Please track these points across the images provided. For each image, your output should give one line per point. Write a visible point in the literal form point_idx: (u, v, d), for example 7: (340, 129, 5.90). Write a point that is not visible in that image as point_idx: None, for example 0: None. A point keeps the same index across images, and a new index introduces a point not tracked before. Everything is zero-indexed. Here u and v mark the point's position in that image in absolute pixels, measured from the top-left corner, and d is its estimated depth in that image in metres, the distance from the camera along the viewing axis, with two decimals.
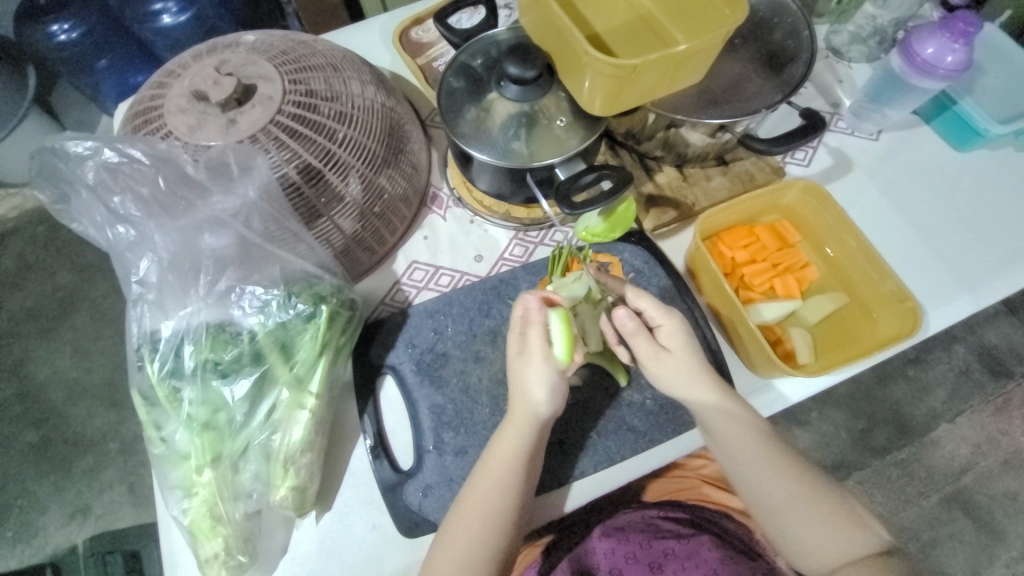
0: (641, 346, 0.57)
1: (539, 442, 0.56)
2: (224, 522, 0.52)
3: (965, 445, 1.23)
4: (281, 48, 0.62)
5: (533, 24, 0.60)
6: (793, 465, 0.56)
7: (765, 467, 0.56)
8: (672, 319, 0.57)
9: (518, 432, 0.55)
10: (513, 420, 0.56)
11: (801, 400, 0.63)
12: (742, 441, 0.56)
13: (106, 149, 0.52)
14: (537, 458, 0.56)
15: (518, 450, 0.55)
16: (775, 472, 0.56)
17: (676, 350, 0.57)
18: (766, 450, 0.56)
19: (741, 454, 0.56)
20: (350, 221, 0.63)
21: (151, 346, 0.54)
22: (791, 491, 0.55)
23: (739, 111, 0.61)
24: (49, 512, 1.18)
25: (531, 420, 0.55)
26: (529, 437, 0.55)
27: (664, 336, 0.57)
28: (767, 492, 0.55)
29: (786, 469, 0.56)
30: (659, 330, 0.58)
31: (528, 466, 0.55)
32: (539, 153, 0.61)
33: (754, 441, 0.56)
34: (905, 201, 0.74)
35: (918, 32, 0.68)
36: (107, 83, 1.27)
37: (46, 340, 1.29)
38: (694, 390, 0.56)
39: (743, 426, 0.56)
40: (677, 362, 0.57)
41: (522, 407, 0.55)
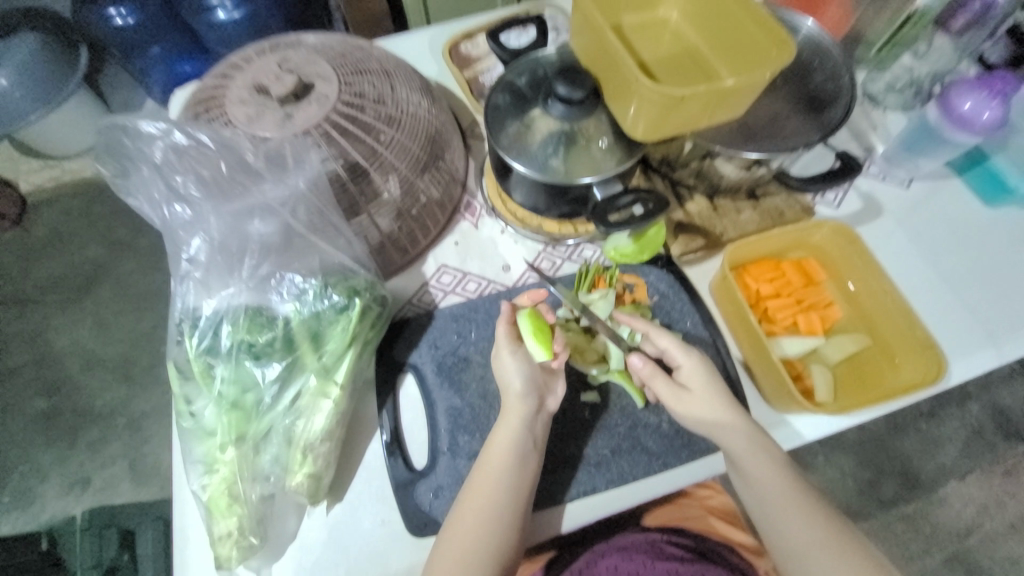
0: (658, 386, 0.59)
1: (533, 440, 0.58)
2: (240, 502, 0.53)
3: (974, 506, 1.20)
4: (340, 51, 0.65)
5: (583, 48, 0.63)
6: (819, 511, 0.56)
7: (791, 512, 0.55)
8: (691, 360, 0.59)
9: (509, 424, 0.57)
10: (505, 413, 0.58)
11: (816, 439, 0.62)
12: (769, 481, 0.56)
13: (176, 131, 0.55)
14: (530, 455, 0.57)
15: (512, 441, 0.56)
16: (800, 518, 0.55)
17: (697, 390, 0.58)
18: (792, 493, 0.56)
19: (767, 495, 0.56)
20: (387, 220, 0.65)
21: (192, 322, 0.56)
22: (816, 538, 0.54)
23: (776, 147, 0.62)
24: (49, 480, 1.19)
25: (521, 411, 0.57)
26: (523, 429, 0.57)
27: (686, 377, 0.59)
28: (789, 536, 0.55)
29: (811, 513, 0.55)
30: (679, 371, 0.60)
31: (521, 462, 0.56)
32: (576, 171, 0.62)
33: (784, 483, 0.56)
34: (933, 249, 0.74)
35: (956, 86, 0.69)
36: (157, 69, 1.33)
37: (69, 311, 1.32)
38: (727, 427, 0.57)
39: (773, 468, 0.56)
40: (696, 402, 0.58)
41: (514, 400, 0.58)
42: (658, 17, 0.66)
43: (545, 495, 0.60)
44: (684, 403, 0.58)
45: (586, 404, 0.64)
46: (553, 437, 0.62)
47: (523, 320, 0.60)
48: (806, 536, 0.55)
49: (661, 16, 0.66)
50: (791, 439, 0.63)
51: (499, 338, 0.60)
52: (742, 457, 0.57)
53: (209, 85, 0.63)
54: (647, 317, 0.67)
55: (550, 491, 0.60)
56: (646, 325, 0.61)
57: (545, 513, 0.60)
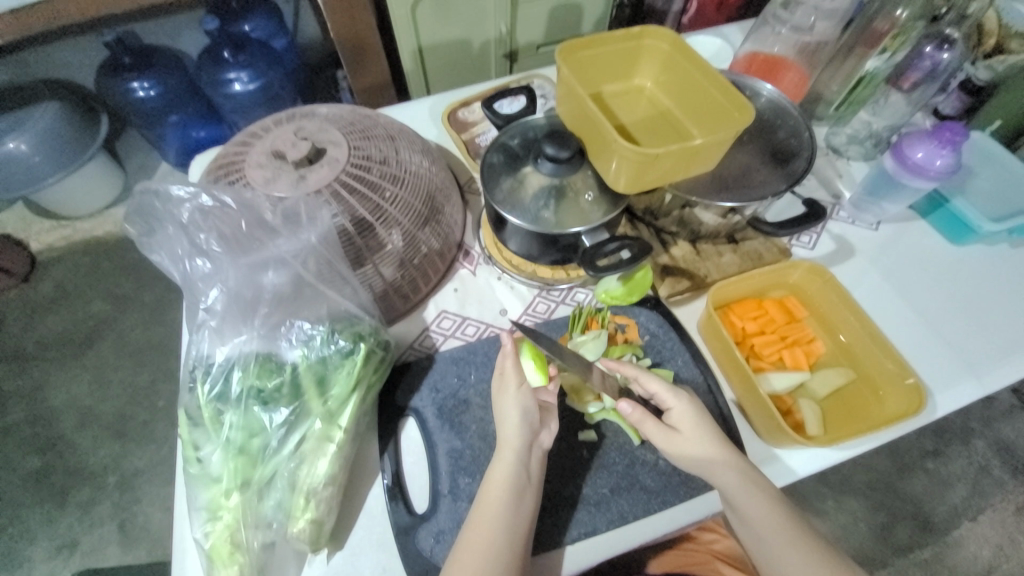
0: (653, 430, 0.60)
1: (527, 476, 0.58)
2: (242, 549, 0.54)
3: (992, 548, 1.17)
4: (350, 119, 0.72)
5: (568, 113, 0.70)
6: (821, 551, 0.55)
7: (793, 552, 0.55)
8: (681, 402, 0.61)
9: (505, 461, 0.58)
10: (501, 449, 0.59)
11: (807, 473, 0.64)
12: (768, 522, 0.56)
13: (203, 194, 0.60)
14: (525, 491, 0.57)
15: (508, 477, 0.57)
16: (803, 558, 0.55)
17: (688, 431, 0.60)
18: (792, 533, 0.56)
19: (767, 536, 0.56)
20: (391, 269, 0.69)
21: (205, 369, 0.59)
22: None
23: (749, 196, 0.68)
24: (35, 544, 1.15)
25: (515, 446, 0.58)
26: (519, 466, 0.58)
27: (677, 420, 0.61)
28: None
29: (813, 554, 0.55)
30: (670, 414, 0.61)
31: (517, 498, 0.56)
32: (566, 221, 0.68)
33: (784, 524, 0.56)
34: (906, 286, 0.79)
35: (908, 138, 0.76)
36: (171, 134, 1.43)
37: (70, 366, 1.33)
38: (721, 466, 0.58)
39: (771, 508, 0.56)
40: (685, 442, 0.59)
41: (511, 436, 0.59)
42: (633, 86, 0.74)
43: (546, 537, 0.60)
44: (679, 443, 0.59)
45: (584, 443, 0.66)
46: (551, 476, 0.63)
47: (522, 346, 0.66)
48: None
49: (636, 84, 0.75)
50: (784, 476, 0.64)
51: (506, 373, 0.63)
52: (737, 498, 0.57)
53: (230, 151, 0.70)
54: (638, 356, 0.70)
55: (551, 534, 0.61)
56: (635, 369, 0.63)
57: (546, 557, 0.60)
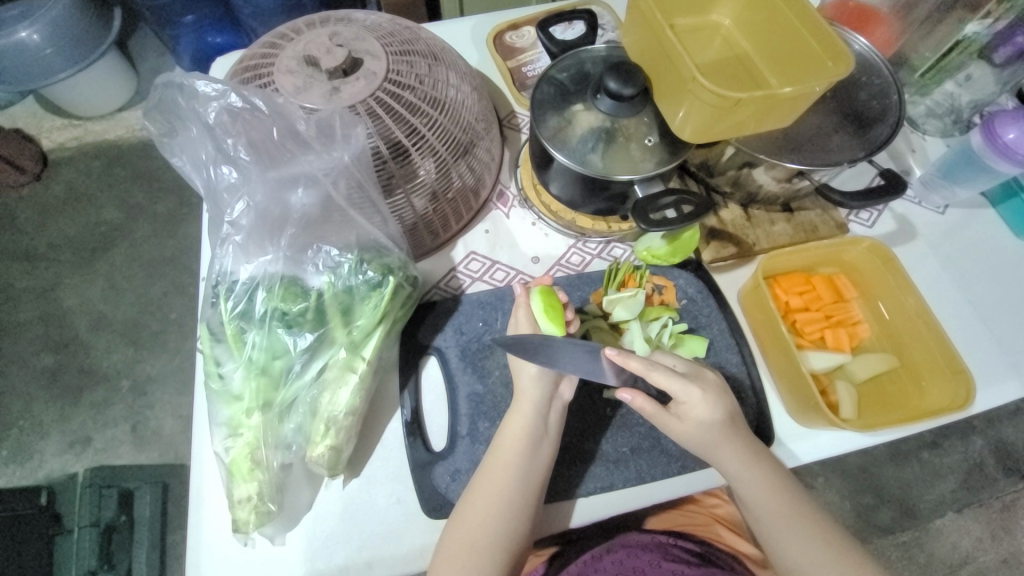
0: (654, 414, 0.56)
1: (546, 432, 0.57)
2: (261, 467, 0.53)
3: (971, 539, 1.20)
4: (390, 30, 0.65)
5: (636, 46, 0.63)
6: (823, 528, 0.56)
7: (795, 531, 0.55)
8: (692, 395, 0.55)
9: (525, 412, 0.57)
10: (519, 401, 0.58)
11: (811, 460, 0.63)
12: (768, 500, 0.56)
13: (232, 93, 0.55)
14: (544, 443, 0.57)
15: (526, 428, 0.56)
16: (803, 537, 0.55)
17: (691, 421, 0.56)
18: (793, 512, 0.56)
19: (766, 513, 0.56)
20: (423, 201, 0.65)
21: (228, 286, 0.57)
22: (821, 557, 0.54)
23: (820, 161, 0.62)
24: (48, 437, 1.19)
25: (534, 398, 0.57)
26: (536, 416, 0.57)
27: (684, 410, 0.56)
28: (792, 558, 0.55)
29: (814, 531, 0.55)
30: (677, 403, 0.56)
31: (537, 448, 0.56)
32: (616, 168, 0.62)
33: (784, 503, 0.56)
34: (964, 277, 0.74)
35: (1001, 115, 0.69)
36: (187, 37, 1.32)
37: (82, 271, 1.32)
38: (722, 449, 0.56)
39: (772, 486, 0.56)
40: (685, 428, 0.56)
41: (530, 386, 0.58)
42: (710, 22, 0.65)
43: (560, 488, 0.60)
44: (682, 427, 0.56)
45: (607, 400, 0.64)
46: (571, 428, 0.63)
47: (534, 295, 0.60)
48: (810, 556, 0.54)
49: (713, 21, 0.65)
50: (791, 457, 0.63)
51: (525, 325, 0.60)
52: (737, 476, 0.56)
53: (258, 52, 0.63)
54: (674, 319, 0.67)
55: (566, 484, 0.60)
56: (643, 366, 0.54)
57: (558, 505, 0.60)
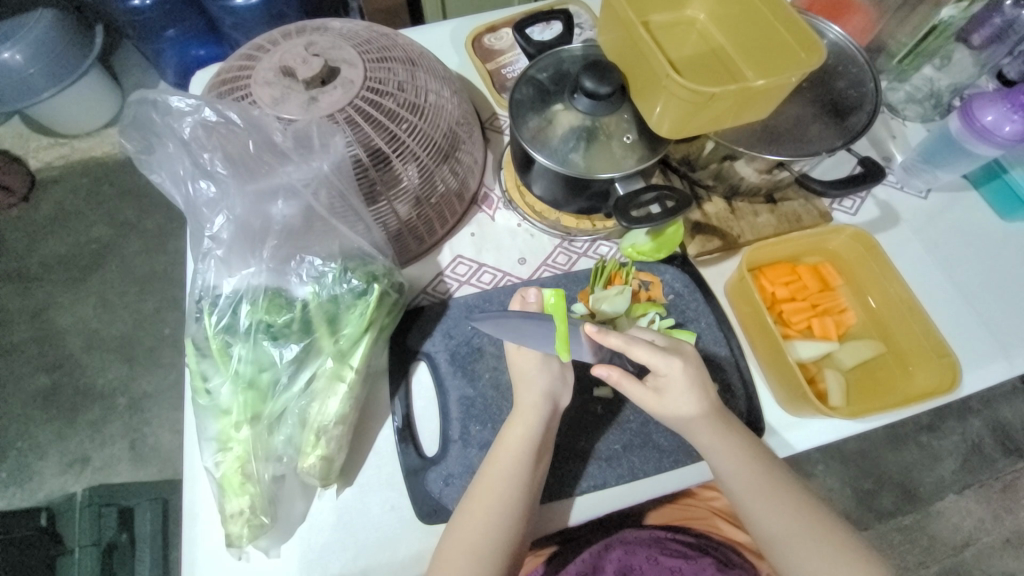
0: (632, 389, 0.57)
1: (545, 436, 0.58)
2: (253, 480, 0.53)
3: (972, 520, 1.20)
4: (366, 37, 0.65)
5: (611, 44, 0.63)
6: (796, 498, 0.56)
7: (768, 500, 0.55)
8: (673, 368, 0.55)
9: (526, 420, 0.57)
10: (520, 411, 0.58)
11: (806, 449, 0.63)
12: (741, 471, 0.56)
13: (206, 108, 0.55)
14: (544, 449, 0.58)
15: (524, 436, 0.56)
16: (776, 504, 0.55)
17: (670, 395, 0.56)
18: (764, 480, 0.56)
19: (738, 481, 0.56)
20: (406, 207, 0.65)
21: (212, 300, 0.57)
22: (794, 525, 0.54)
23: (799, 151, 0.63)
24: (47, 458, 1.19)
25: (532, 405, 0.58)
26: (537, 425, 0.57)
27: (663, 384, 0.56)
28: (765, 525, 0.55)
29: (787, 500, 0.55)
30: (657, 376, 0.56)
31: (536, 455, 0.56)
32: (597, 166, 0.63)
33: (757, 472, 0.56)
34: (949, 261, 0.75)
35: (979, 99, 0.69)
36: (170, 51, 1.30)
37: (74, 289, 1.32)
38: (695, 421, 0.56)
39: (746, 456, 0.56)
40: (668, 403, 0.56)
41: (528, 395, 0.58)
42: (685, 17, 0.65)
43: (555, 488, 0.60)
44: (661, 401, 0.56)
45: (598, 399, 0.65)
46: (565, 428, 0.63)
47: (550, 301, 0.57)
48: (784, 524, 0.54)
49: (688, 16, 0.65)
50: (784, 447, 0.63)
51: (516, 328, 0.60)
52: (712, 448, 0.57)
53: (236, 65, 0.63)
54: (662, 315, 0.67)
55: (560, 484, 0.61)
56: (622, 342, 0.54)
57: (554, 506, 0.60)
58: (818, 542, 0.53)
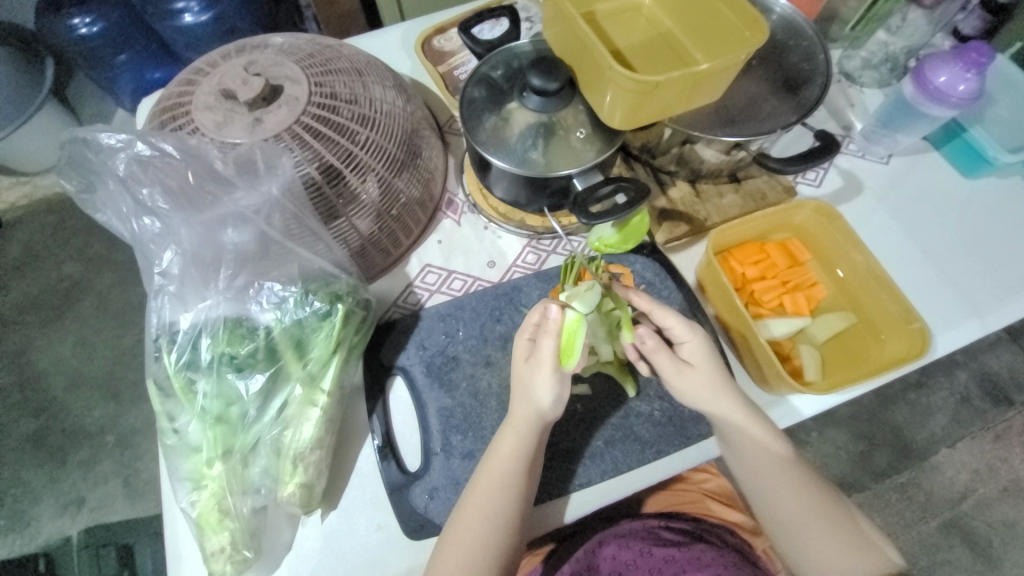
0: (664, 362, 0.57)
1: (539, 448, 0.57)
2: (231, 516, 0.53)
3: (966, 472, 1.23)
4: (308, 51, 0.63)
5: (557, 38, 0.61)
6: (810, 481, 0.56)
7: (786, 484, 0.55)
8: (697, 334, 0.58)
9: (518, 432, 0.56)
10: (514, 423, 0.57)
11: (813, 415, 0.64)
12: (758, 456, 0.56)
13: (139, 142, 0.53)
14: (536, 461, 0.56)
15: (515, 447, 0.56)
16: (794, 489, 0.55)
17: (700, 364, 0.57)
18: (784, 465, 0.56)
19: (757, 465, 0.56)
20: (367, 222, 0.64)
21: (170, 337, 0.55)
22: (809, 509, 0.55)
23: (755, 130, 0.62)
24: (41, 503, 1.17)
25: (521, 415, 0.57)
26: (529, 438, 0.56)
27: (688, 353, 0.58)
28: (782, 508, 0.55)
29: (804, 484, 0.56)
30: (681, 346, 0.58)
31: (527, 466, 0.55)
32: (556, 163, 0.62)
33: (777, 456, 0.56)
34: (914, 225, 0.75)
35: (931, 59, 0.69)
36: (125, 77, 1.24)
37: (51, 330, 1.29)
38: (720, 404, 0.57)
39: (768, 440, 0.56)
40: (699, 376, 0.57)
41: (517, 404, 0.57)
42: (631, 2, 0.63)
43: (542, 490, 0.60)
44: (694, 372, 0.57)
45: (578, 396, 0.64)
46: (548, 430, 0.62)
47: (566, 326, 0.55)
48: (800, 507, 0.55)
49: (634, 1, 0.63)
50: (788, 415, 0.64)
51: None
52: (737, 432, 0.56)
53: (175, 92, 0.61)
54: None
55: (547, 486, 0.60)
56: (650, 304, 0.58)
57: (543, 507, 0.60)
58: (829, 524, 0.55)
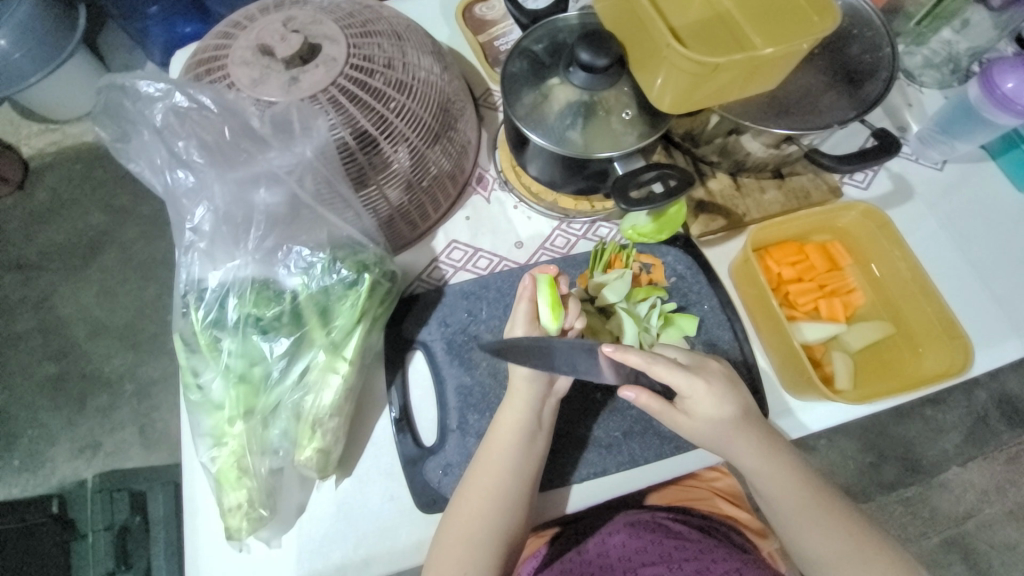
0: (660, 411, 0.55)
1: (541, 423, 0.56)
2: (249, 475, 0.53)
3: (975, 492, 1.20)
4: (348, 10, 0.61)
5: (609, 13, 0.59)
6: (831, 507, 0.55)
7: (813, 519, 0.54)
8: (696, 390, 0.53)
9: (518, 407, 0.56)
10: (512, 396, 0.56)
11: (819, 430, 0.62)
12: (772, 476, 0.55)
13: (177, 93, 0.52)
14: (539, 436, 0.56)
15: (519, 423, 0.55)
16: (822, 527, 0.54)
17: (699, 418, 0.54)
18: (813, 500, 0.55)
19: (779, 495, 0.55)
20: (397, 192, 0.62)
21: (198, 294, 0.55)
22: (843, 548, 0.53)
23: (809, 125, 0.59)
24: (58, 444, 1.21)
25: (527, 393, 0.56)
26: (531, 414, 0.56)
27: (689, 406, 0.54)
28: (803, 530, 0.54)
29: (824, 509, 0.54)
30: (683, 398, 0.54)
31: (530, 441, 0.55)
32: (596, 144, 0.59)
33: (802, 492, 0.55)
34: (964, 236, 0.72)
35: (999, 62, 0.64)
36: (157, 29, 1.21)
37: (75, 278, 1.31)
38: (739, 443, 0.55)
39: (791, 475, 0.55)
40: (698, 427, 0.55)
41: (535, 388, 0.56)
42: None
43: (555, 475, 0.60)
44: (691, 423, 0.55)
45: (598, 386, 0.63)
46: (564, 416, 0.62)
47: (542, 285, 0.57)
48: (833, 547, 0.53)
49: None
50: (797, 428, 0.63)
51: (520, 319, 0.58)
52: (755, 470, 0.55)
53: (211, 44, 0.60)
54: (663, 299, 0.66)
55: (561, 471, 0.60)
56: (644, 361, 0.50)
57: (555, 492, 0.60)
58: (867, 564, 0.52)
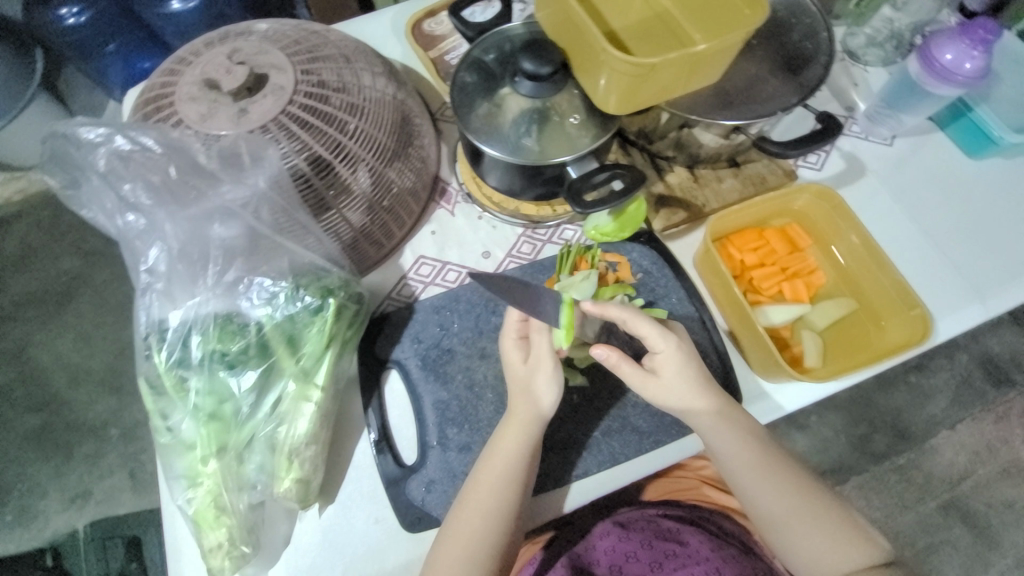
0: (631, 373, 0.55)
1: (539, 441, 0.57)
2: (228, 513, 0.53)
3: (966, 453, 1.22)
4: (293, 37, 0.61)
5: (550, 20, 0.59)
6: (793, 479, 0.56)
7: (766, 481, 0.55)
8: (670, 344, 0.54)
9: (516, 430, 0.55)
10: (512, 419, 0.56)
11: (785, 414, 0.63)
12: (733, 448, 0.55)
13: (119, 136, 0.52)
14: (536, 456, 0.56)
15: (511, 444, 0.55)
16: (773, 485, 0.55)
17: (666, 375, 0.55)
18: (766, 465, 0.56)
19: (739, 465, 0.56)
20: (358, 214, 0.62)
21: (160, 335, 0.55)
22: (795, 511, 0.55)
23: (755, 113, 0.60)
24: (47, 496, 1.18)
25: (519, 415, 0.56)
26: (526, 434, 0.55)
27: (659, 363, 0.55)
28: (766, 501, 0.55)
29: (784, 480, 0.55)
30: (653, 355, 0.56)
31: (528, 461, 0.55)
32: (550, 151, 0.60)
33: (754, 453, 0.56)
34: (917, 208, 0.73)
35: (937, 36, 0.66)
36: (113, 68, 1.18)
37: (50, 325, 1.28)
38: (695, 411, 0.55)
39: (744, 439, 0.56)
40: (665, 387, 0.55)
41: (523, 400, 0.56)
42: None
43: (539, 481, 0.60)
44: (660, 382, 0.55)
45: (575, 389, 0.64)
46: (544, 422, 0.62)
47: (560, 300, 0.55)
48: (781, 504, 0.55)
49: None
50: (769, 413, 0.63)
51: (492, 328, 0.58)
52: (715, 440, 0.56)
53: (157, 82, 0.60)
54: (631, 296, 0.66)
55: (544, 477, 0.60)
56: (622, 313, 0.54)
57: (544, 497, 0.60)
58: (812, 519, 0.54)
